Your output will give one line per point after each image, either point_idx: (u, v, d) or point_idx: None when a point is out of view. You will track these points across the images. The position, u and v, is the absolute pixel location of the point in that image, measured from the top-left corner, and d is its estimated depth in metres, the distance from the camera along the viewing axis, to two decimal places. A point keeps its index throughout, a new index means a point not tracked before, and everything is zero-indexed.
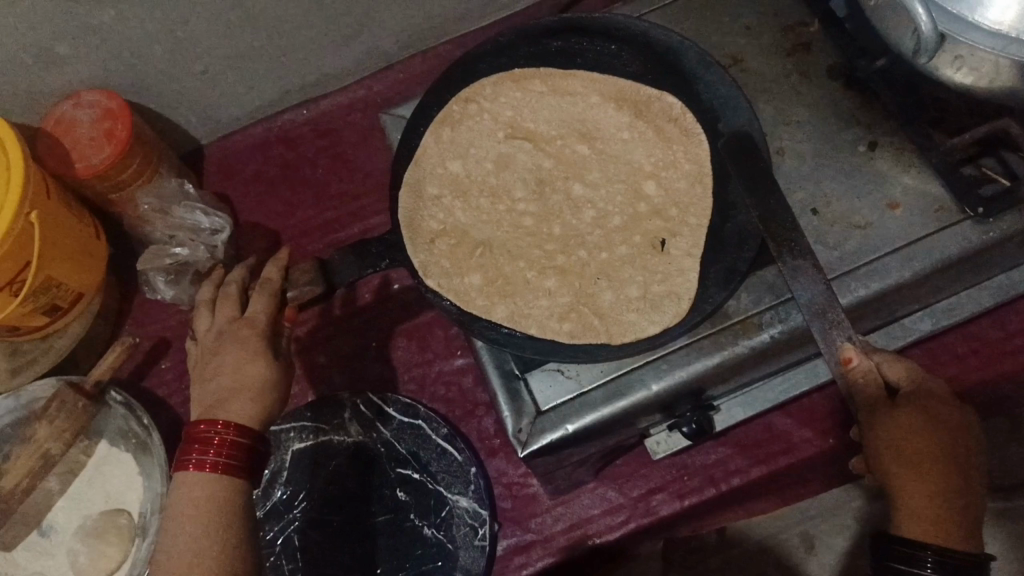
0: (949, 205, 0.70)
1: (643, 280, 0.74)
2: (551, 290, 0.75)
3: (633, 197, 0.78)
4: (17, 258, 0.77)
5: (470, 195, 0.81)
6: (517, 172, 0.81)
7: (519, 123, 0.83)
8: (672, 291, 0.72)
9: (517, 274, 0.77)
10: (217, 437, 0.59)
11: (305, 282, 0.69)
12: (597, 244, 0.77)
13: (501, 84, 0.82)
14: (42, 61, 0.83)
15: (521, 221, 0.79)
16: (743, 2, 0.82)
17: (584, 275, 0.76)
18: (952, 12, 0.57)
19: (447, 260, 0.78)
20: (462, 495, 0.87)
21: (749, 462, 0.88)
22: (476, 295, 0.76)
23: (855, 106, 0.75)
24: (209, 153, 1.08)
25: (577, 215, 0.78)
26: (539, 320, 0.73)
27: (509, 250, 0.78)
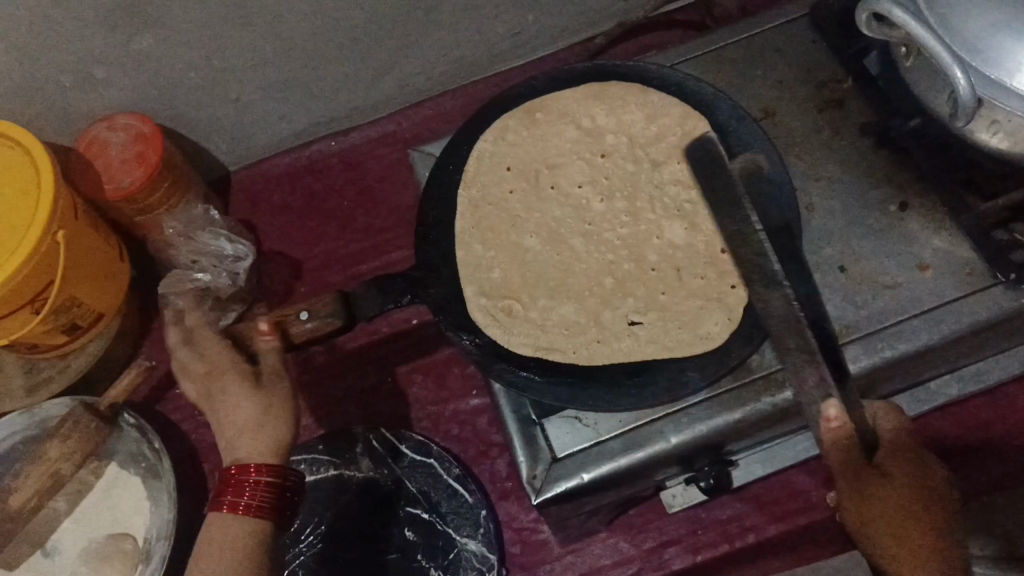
0: (980, 270, 0.69)
1: (662, 317, 0.70)
2: (575, 321, 0.72)
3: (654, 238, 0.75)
4: (40, 277, 0.78)
5: (490, 223, 0.78)
6: (546, 206, 0.79)
7: (542, 159, 0.81)
8: (692, 331, 0.69)
9: (534, 307, 0.73)
10: (251, 476, 0.63)
11: (326, 315, 0.69)
12: (619, 284, 0.74)
13: (521, 121, 0.82)
14: (79, 84, 0.84)
15: (541, 251, 0.77)
16: (776, 57, 0.82)
17: (606, 308, 0.72)
18: (989, 77, 0.57)
19: (473, 289, 0.74)
20: (471, 538, 0.86)
21: (766, 520, 0.87)
22: (498, 325, 0.72)
23: (888, 166, 0.74)
24: (236, 180, 1.09)
25: (601, 250, 0.76)
26: (558, 348, 0.70)
27: (534, 277, 0.75)
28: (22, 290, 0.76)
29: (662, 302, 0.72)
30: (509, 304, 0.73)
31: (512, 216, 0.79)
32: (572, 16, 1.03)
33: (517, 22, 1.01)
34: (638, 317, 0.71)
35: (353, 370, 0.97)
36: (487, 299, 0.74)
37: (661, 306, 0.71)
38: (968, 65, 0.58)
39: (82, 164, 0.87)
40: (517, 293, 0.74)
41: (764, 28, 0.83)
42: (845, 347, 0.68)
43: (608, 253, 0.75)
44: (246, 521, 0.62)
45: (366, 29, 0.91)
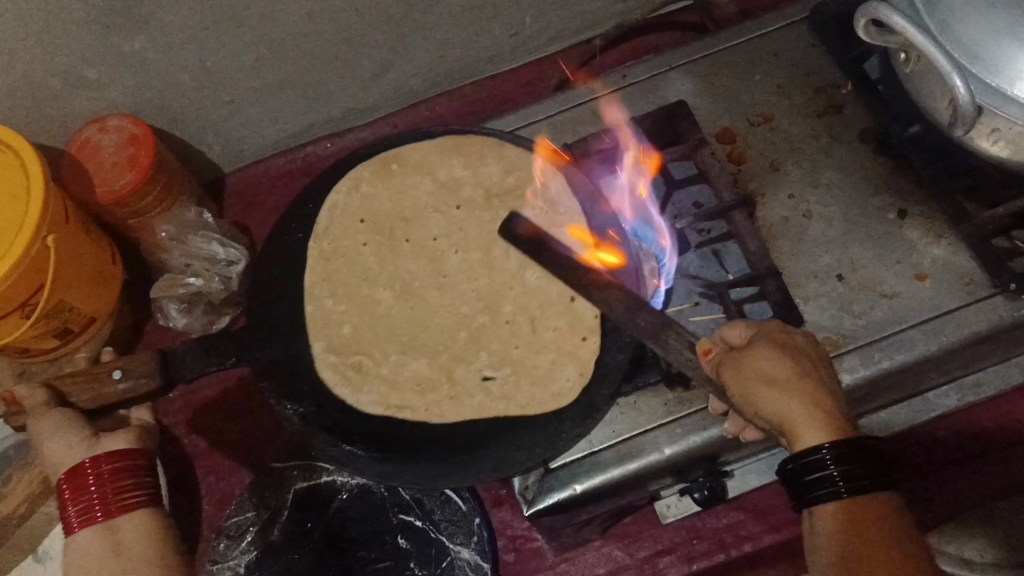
0: (980, 279, 0.68)
1: (515, 373, 0.71)
2: (432, 381, 0.72)
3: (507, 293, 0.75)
4: (30, 282, 0.77)
5: (364, 276, 0.78)
6: (407, 258, 0.78)
7: (405, 210, 0.80)
8: (543, 389, 0.69)
9: (386, 363, 0.74)
10: (95, 471, 0.64)
11: (141, 373, 0.65)
12: (471, 341, 0.74)
13: (378, 173, 0.81)
14: (72, 85, 0.83)
15: (397, 304, 0.76)
16: (773, 61, 0.81)
17: (462, 365, 0.73)
18: (990, 85, 0.56)
19: (321, 344, 0.74)
20: (464, 546, 0.85)
21: (762, 529, 0.86)
22: (350, 386, 0.72)
23: (888, 174, 0.73)
24: (230, 182, 1.09)
25: (456, 302, 0.76)
26: (411, 407, 0.71)
27: (388, 335, 0.75)
28: (12, 296, 0.76)
29: (512, 360, 0.73)
30: (361, 361, 0.74)
31: (366, 270, 0.78)
32: (570, 17, 1.02)
33: (514, 24, 1.00)
34: (492, 374, 0.72)
35: (212, 419, 0.96)
36: (339, 356, 0.74)
37: (516, 364, 0.72)
38: (967, 72, 0.56)
39: (73, 167, 0.86)
40: (371, 351, 0.74)
41: (763, 32, 0.82)
42: (842, 357, 0.67)
43: (466, 306, 0.75)
44: (112, 507, 0.64)
45: (360, 31, 0.90)
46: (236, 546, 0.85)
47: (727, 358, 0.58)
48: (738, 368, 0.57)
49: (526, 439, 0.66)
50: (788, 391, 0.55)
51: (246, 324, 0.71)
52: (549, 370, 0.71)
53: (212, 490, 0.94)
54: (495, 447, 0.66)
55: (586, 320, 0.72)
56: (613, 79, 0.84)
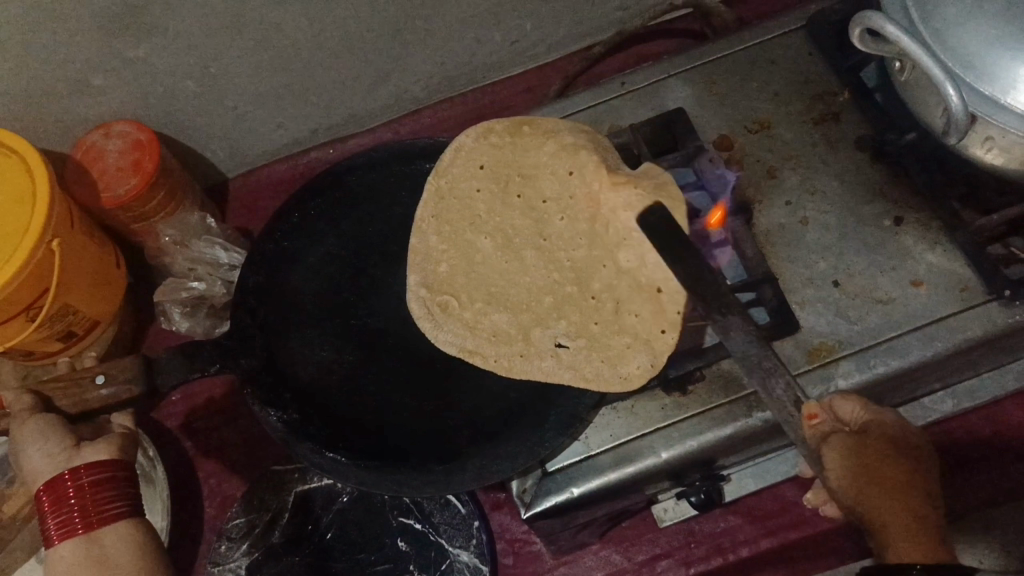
0: (975, 286, 0.69)
1: (589, 346, 0.66)
2: (512, 332, 0.69)
3: (614, 263, 0.66)
4: (35, 285, 0.78)
5: (450, 218, 0.73)
6: (513, 210, 0.71)
7: (518, 169, 0.71)
8: (614, 370, 0.65)
9: (470, 308, 0.71)
10: (77, 484, 0.66)
11: (123, 379, 0.66)
12: (558, 304, 0.68)
13: (485, 131, 0.73)
14: (76, 91, 0.84)
15: (458, 266, 0.72)
16: (770, 69, 0.82)
17: (539, 326, 0.69)
18: (983, 94, 0.56)
19: (416, 278, 0.73)
20: (463, 549, 0.85)
21: (759, 533, 0.86)
22: (430, 321, 0.71)
23: (884, 180, 0.74)
24: (233, 188, 1.10)
25: (551, 269, 0.69)
26: (481, 353, 0.69)
27: (481, 277, 0.71)
28: (16, 299, 0.76)
29: (593, 333, 0.67)
30: (446, 299, 0.72)
31: (474, 214, 0.72)
32: (570, 25, 1.03)
33: (515, 31, 1.01)
34: (566, 342, 0.67)
35: (204, 425, 0.97)
36: (428, 289, 0.72)
37: (592, 336, 0.66)
38: (961, 81, 0.57)
39: (78, 172, 0.87)
40: (459, 291, 0.72)
41: (762, 40, 0.83)
42: (838, 362, 0.68)
43: (566, 266, 0.69)
44: (96, 519, 0.66)
45: (362, 38, 0.91)
46: (237, 547, 0.86)
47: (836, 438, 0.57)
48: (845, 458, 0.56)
49: (513, 446, 0.66)
50: (885, 496, 0.56)
51: (246, 327, 0.73)
52: (619, 351, 0.65)
53: (214, 492, 0.94)
54: (478, 457, 0.66)
55: (669, 309, 0.62)
56: (613, 86, 0.84)
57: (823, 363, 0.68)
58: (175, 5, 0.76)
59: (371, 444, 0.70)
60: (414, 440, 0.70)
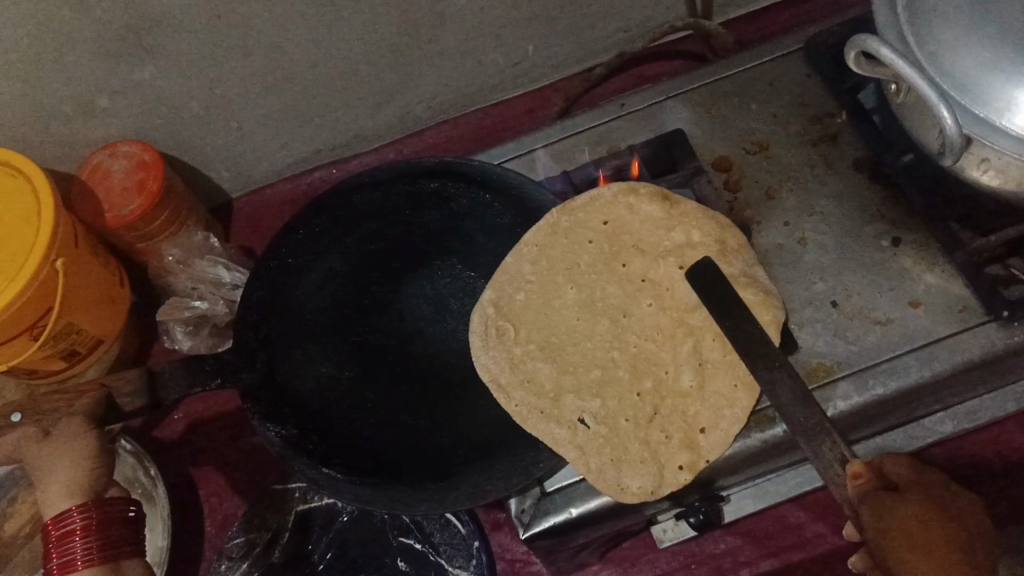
0: (973, 307, 0.69)
1: (608, 441, 0.67)
2: (545, 387, 0.71)
3: (675, 381, 0.69)
4: (40, 303, 0.78)
5: (550, 255, 0.75)
6: (610, 279, 0.74)
7: (634, 241, 0.74)
8: (618, 475, 0.66)
9: (519, 347, 0.73)
10: (83, 522, 0.64)
11: (127, 393, 0.69)
12: (603, 382, 0.70)
13: (641, 191, 0.76)
14: (83, 112, 0.85)
15: (533, 299, 0.75)
16: (770, 90, 0.82)
17: (573, 395, 0.70)
18: (978, 116, 0.57)
19: (491, 295, 0.76)
20: (462, 570, 0.86)
21: (760, 555, 0.86)
22: (481, 340, 0.74)
23: (881, 202, 0.74)
24: (238, 207, 1.11)
25: (608, 348, 0.71)
26: (508, 392, 0.71)
27: (543, 323, 0.74)
28: (20, 317, 0.77)
29: (625, 426, 0.68)
30: (505, 326, 0.74)
31: (574, 262, 0.75)
32: (572, 47, 1.04)
33: (516, 53, 1.02)
34: (590, 420, 0.68)
35: (205, 444, 0.97)
36: (495, 309, 0.75)
37: (617, 429, 0.68)
38: (955, 103, 0.58)
39: (85, 193, 0.88)
40: (518, 325, 0.74)
41: (759, 63, 0.84)
42: (837, 383, 0.68)
43: (624, 367, 0.70)
44: (103, 557, 0.64)
45: (365, 60, 0.92)
46: (237, 567, 0.86)
47: (875, 500, 0.54)
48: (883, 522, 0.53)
49: (509, 467, 0.66)
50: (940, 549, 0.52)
51: (248, 343, 0.72)
52: (641, 461, 0.66)
53: (215, 510, 0.94)
54: (472, 475, 0.66)
55: (700, 450, 0.66)
56: (612, 107, 0.86)
57: (823, 384, 0.68)
58: (181, 28, 0.77)
59: (366, 460, 0.70)
60: (412, 459, 0.70)
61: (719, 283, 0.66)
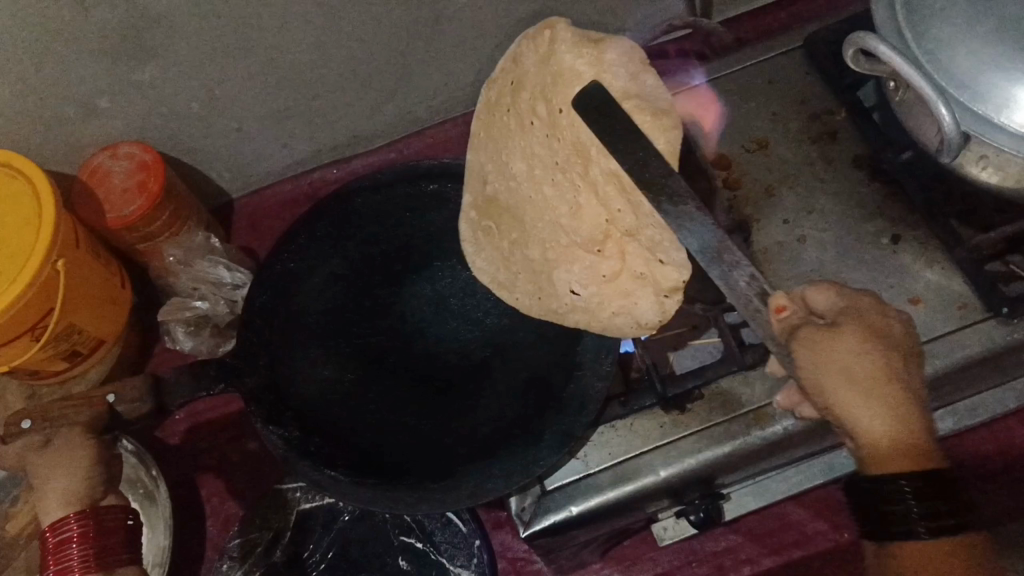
0: (973, 303, 0.69)
1: (602, 295, 0.75)
2: (534, 271, 0.79)
3: (621, 220, 0.76)
4: (41, 306, 0.79)
5: (499, 136, 0.79)
6: (528, 140, 0.78)
7: (530, 90, 0.77)
8: (625, 321, 0.72)
9: (506, 238, 0.79)
10: (80, 530, 0.65)
11: (132, 399, 0.69)
12: (579, 248, 0.78)
13: (533, 40, 0.77)
14: (83, 113, 0.85)
15: (501, 191, 0.79)
16: (769, 88, 0.82)
17: (558, 269, 0.78)
18: (977, 113, 0.57)
19: (468, 198, 0.77)
20: (464, 569, 0.86)
21: (761, 552, 0.87)
22: (473, 245, 0.78)
23: (881, 198, 0.74)
24: (238, 207, 1.11)
25: (577, 206, 0.78)
26: (509, 288, 0.78)
27: (518, 211, 0.80)
28: (21, 318, 0.77)
29: (605, 277, 0.76)
30: (489, 226, 0.79)
31: (522, 138, 0.79)
32: None
33: None
34: (580, 291, 0.76)
35: (208, 444, 0.97)
36: (476, 212, 0.78)
37: (611, 281, 0.76)
38: (955, 100, 0.58)
39: (85, 194, 0.88)
40: (498, 216, 0.79)
41: (758, 60, 0.84)
42: None
43: (566, 152, 0.78)
44: (99, 565, 0.65)
45: (364, 60, 0.92)
46: (238, 567, 0.86)
47: (804, 328, 0.56)
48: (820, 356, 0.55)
49: (510, 465, 0.66)
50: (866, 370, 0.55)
51: (250, 344, 0.71)
52: (631, 297, 0.73)
53: (217, 511, 0.94)
54: (472, 474, 0.66)
55: (677, 274, 0.69)
56: None
57: None
58: (181, 29, 0.77)
59: (367, 459, 0.70)
60: (414, 457, 0.71)
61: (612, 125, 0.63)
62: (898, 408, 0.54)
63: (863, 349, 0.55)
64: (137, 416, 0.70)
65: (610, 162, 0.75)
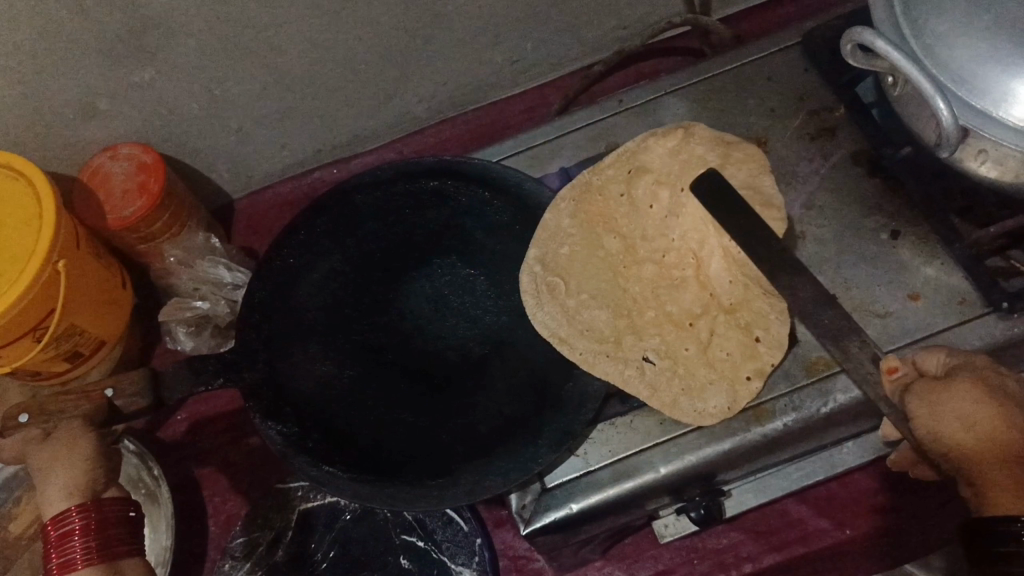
0: (972, 298, 0.69)
1: (676, 371, 0.68)
2: (605, 333, 0.70)
3: (718, 299, 0.70)
4: (42, 306, 0.79)
5: (579, 206, 0.74)
6: (642, 221, 0.73)
7: (621, 168, 0.74)
8: (693, 400, 0.67)
9: (574, 296, 0.72)
10: (82, 523, 0.66)
11: (130, 392, 0.71)
12: (658, 322, 0.71)
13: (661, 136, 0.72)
14: (85, 115, 0.86)
15: (578, 251, 0.74)
16: (769, 85, 0.82)
17: (633, 337, 0.70)
18: (975, 108, 0.57)
19: (535, 254, 0.74)
20: (465, 567, 0.86)
21: (762, 549, 0.87)
22: (534, 298, 0.72)
23: (880, 194, 0.74)
24: (239, 207, 1.11)
25: (659, 287, 0.72)
26: (570, 343, 0.69)
27: (589, 271, 0.74)
28: (23, 319, 0.77)
29: (685, 352, 0.69)
30: (555, 282, 0.73)
31: (606, 214, 0.74)
32: (569, 45, 1.05)
33: (515, 52, 1.02)
34: (653, 358, 0.69)
35: (210, 443, 0.97)
36: (542, 267, 0.73)
37: (679, 358, 0.69)
38: (953, 95, 0.57)
39: (85, 196, 0.88)
40: (568, 275, 0.73)
41: (758, 56, 0.84)
42: (837, 376, 0.68)
43: (676, 253, 0.72)
44: (103, 557, 0.65)
45: (363, 60, 0.93)
46: (240, 566, 0.87)
47: (919, 384, 0.59)
48: (928, 402, 0.57)
49: (510, 462, 0.66)
50: (971, 414, 0.56)
51: (250, 342, 0.73)
52: (704, 377, 0.68)
53: (218, 510, 0.95)
54: (471, 470, 0.67)
55: (761, 358, 0.67)
56: (610, 104, 0.86)
57: (822, 377, 0.68)
58: (182, 29, 0.77)
59: (365, 455, 0.70)
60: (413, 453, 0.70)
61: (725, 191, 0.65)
62: (993, 443, 0.55)
63: (1004, 398, 0.56)
64: (135, 410, 0.71)
65: (724, 238, 0.69)
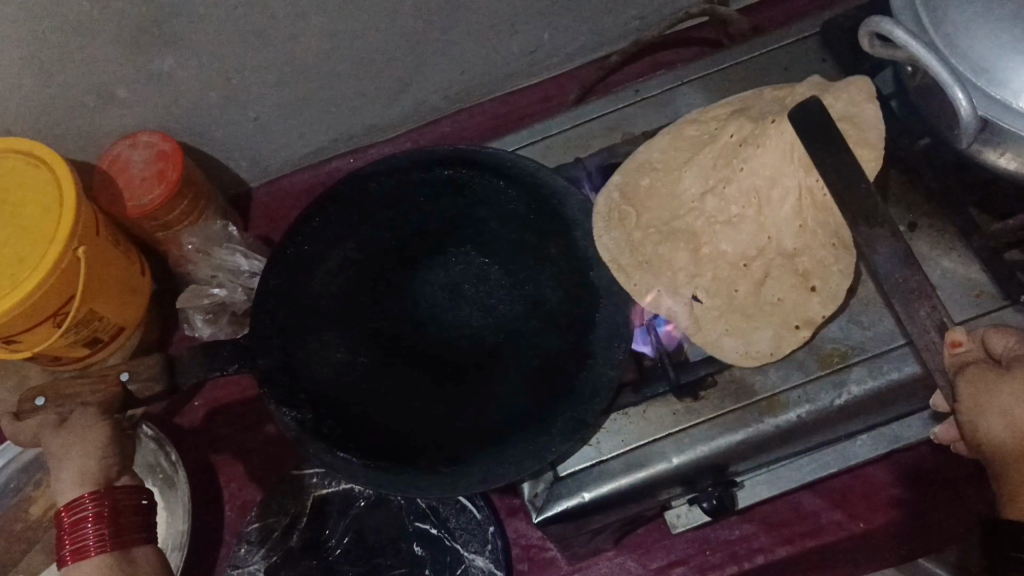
0: (989, 292, 0.68)
1: (727, 312, 0.69)
2: (664, 266, 0.71)
3: (777, 243, 0.68)
4: (62, 292, 0.80)
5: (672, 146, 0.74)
6: (710, 153, 0.70)
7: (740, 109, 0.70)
8: (739, 343, 0.68)
9: (641, 229, 0.73)
10: (95, 509, 0.66)
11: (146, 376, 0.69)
12: (713, 262, 0.70)
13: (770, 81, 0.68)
14: (105, 103, 0.87)
15: (656, 185, 0.74)
16: (785, 76, 0.82)
17: (685, 275, 0.71)
18: (994, 98, 0.56)
19: (618, 178, 0.75)
20: (478, 554, 0.87)
21: (775, 541, 0.87)
22: (604, 222, 0.73)
23: (897, 185, 0.74)
24: (256, 196, 1.12)
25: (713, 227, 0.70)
26: (627, 272, 0.71)
27: (664, 206, 0.73)
28: (44, 304, 0.78)
29: (735, 293, 0.69)
30: (626, 210, 0.74)
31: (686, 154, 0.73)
32: (585, 36, 1.05)
33: (532, 42, 1.02)
34: (703, 297, 0.70)
35: (226, 430, 0.98)
36: (620, 194, 0.75)
37: (733, 300, 0.69)
38: (972, 86, 0.57)
39: (106, 183, 0.89)
40: (641, 209, 0.74)
41: (774, 46, 0.83)
42: (849, 368, 0.68)
43: (740, 188, 0.68)
44: (117, 541, 0.66)
45: (380, 50, 0.93)
46: (255, 551, 0.88)
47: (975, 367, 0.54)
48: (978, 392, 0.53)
49: (521, 450, 0.66)
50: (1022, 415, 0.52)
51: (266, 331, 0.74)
52: (753, 319, 0.68)
53: (234, 495, 0.96)
54: (483, 458, 0.67)
55: (813, 309, 0.67)
56: (626, 94, 0.86)
57: (836, 369, 0.68)
58: (200, 18, 0.78)
59: (378, 442, 0.71)
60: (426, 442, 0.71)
61: (821, 131, 0.61)
62: None
63: None
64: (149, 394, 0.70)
65: (807, 178, 0.64)
